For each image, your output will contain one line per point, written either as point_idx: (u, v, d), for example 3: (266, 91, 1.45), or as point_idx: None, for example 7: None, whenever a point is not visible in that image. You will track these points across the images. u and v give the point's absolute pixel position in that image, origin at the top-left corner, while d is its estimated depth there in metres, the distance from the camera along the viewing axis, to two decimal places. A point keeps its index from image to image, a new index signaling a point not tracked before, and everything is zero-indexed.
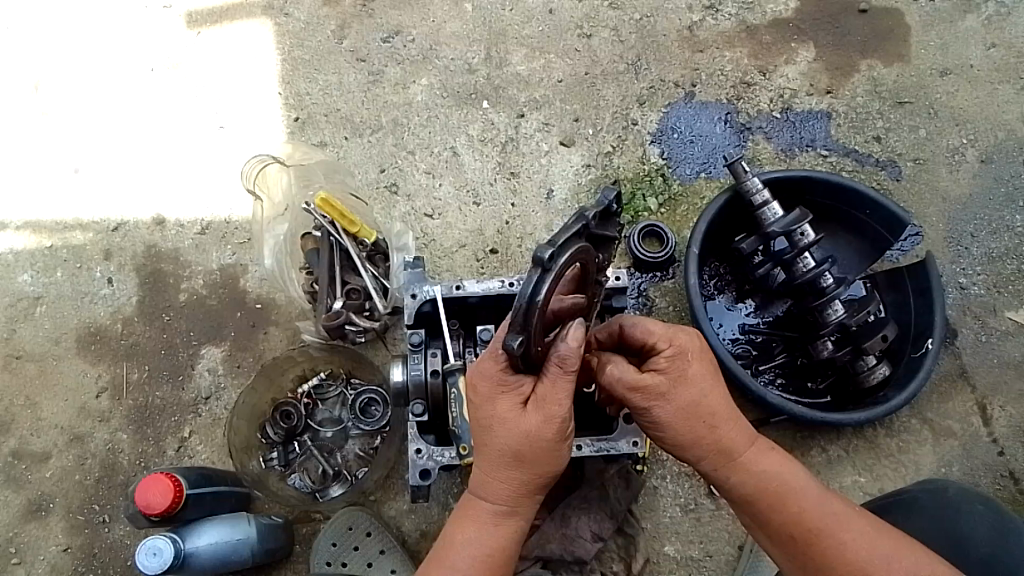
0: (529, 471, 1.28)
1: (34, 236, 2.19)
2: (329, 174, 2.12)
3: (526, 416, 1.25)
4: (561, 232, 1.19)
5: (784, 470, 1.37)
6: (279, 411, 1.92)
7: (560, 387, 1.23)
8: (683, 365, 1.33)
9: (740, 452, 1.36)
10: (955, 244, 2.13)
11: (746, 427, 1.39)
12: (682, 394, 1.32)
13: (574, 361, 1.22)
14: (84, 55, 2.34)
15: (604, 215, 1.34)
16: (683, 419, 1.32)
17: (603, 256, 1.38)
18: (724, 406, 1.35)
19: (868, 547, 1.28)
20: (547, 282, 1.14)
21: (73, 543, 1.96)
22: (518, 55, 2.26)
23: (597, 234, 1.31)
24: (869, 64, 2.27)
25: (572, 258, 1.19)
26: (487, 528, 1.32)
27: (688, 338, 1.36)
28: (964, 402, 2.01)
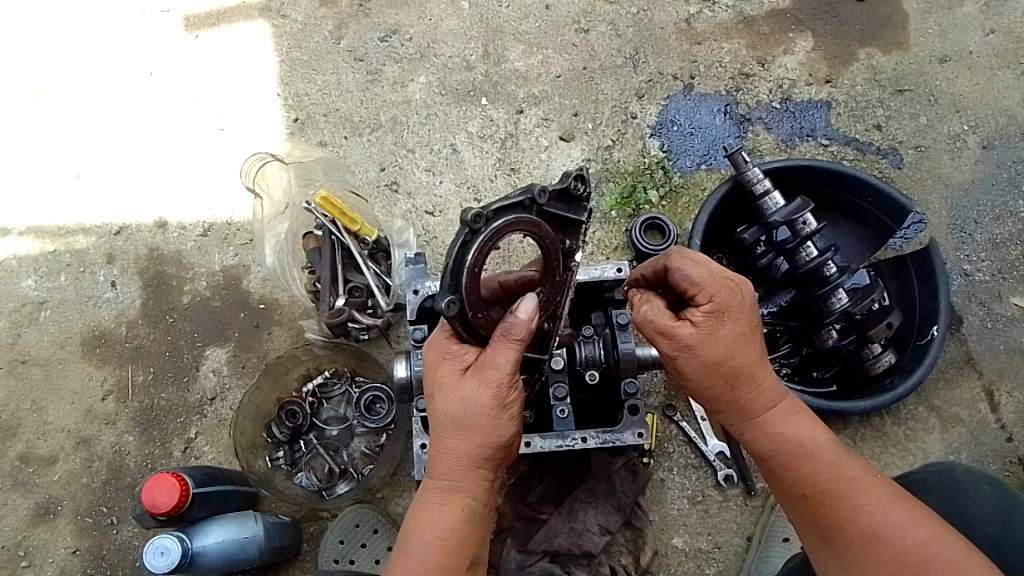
0: (471, 442, 1.32)
1: (37, 242, 2.20)
2: (328, 172, 2.12)
3: (467, 382, 1.31)
4: (498, 201, 1.25)
5: (809, 430, 1.37)
6: (284, 410, 1.91)
7: (499, 354, 1.31)
8: (720, 322, 1.33)
9: (762, 411, 1.37)
10: (958, 230, 2.12)
11: (775, 388, 1.38)
12: (708, 349, 1.33)
13: (518, 331, 1.30)
14: (83, 60, 2.35)
15: (572, 199, 1.32)
16: (705, 374, 1.34)
17: (570, 242, 1.36)
18: (754, 365, 1.35)
19: (882, 512, 1.28)
20: (475, 246, 1.24)
21: (82, 546, 1.96)
22: (515, 51, 2.27)
23: (555, 216, 1.31)
24: (868, 53, 2.26)
25: (507, 228, 1.25)
26: (433, 507, 1.32)
27: (731, 296, 1.34)
28: (971, 389, 2.01)
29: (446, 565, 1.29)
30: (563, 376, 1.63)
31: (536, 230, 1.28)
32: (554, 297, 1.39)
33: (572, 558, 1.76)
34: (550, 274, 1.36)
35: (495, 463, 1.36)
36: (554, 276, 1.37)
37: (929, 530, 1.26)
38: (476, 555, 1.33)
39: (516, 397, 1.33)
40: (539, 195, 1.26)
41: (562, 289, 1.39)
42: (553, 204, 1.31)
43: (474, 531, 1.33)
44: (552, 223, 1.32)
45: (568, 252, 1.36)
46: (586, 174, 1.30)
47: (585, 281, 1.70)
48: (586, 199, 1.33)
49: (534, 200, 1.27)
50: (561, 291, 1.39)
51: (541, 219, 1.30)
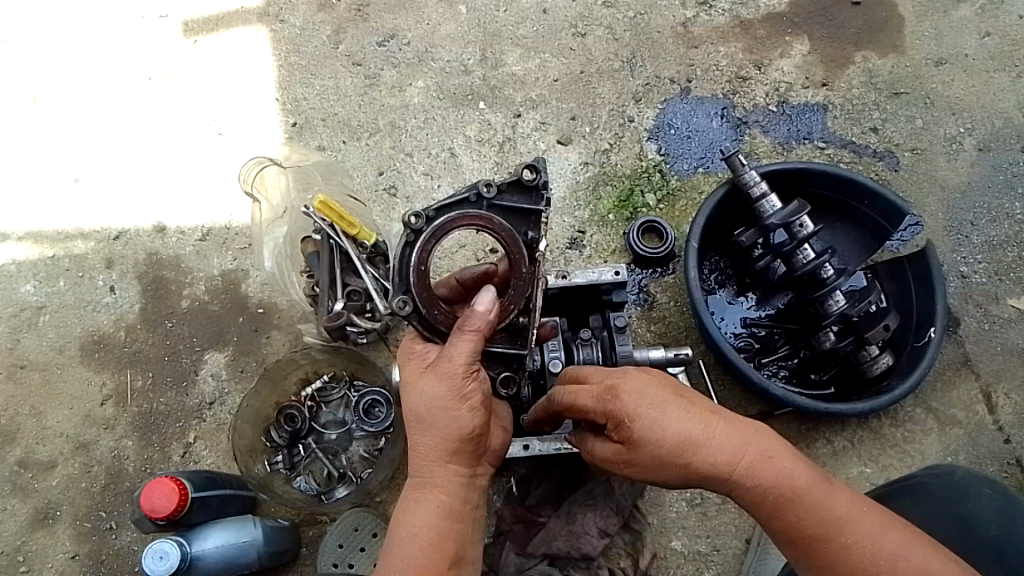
0: (437, 436, 1.35)
1: (36, 247, 2.20)
2: (327, 175, 2.13)
3: (424, 379, 1.34)
4: (443, 199, 1.36)
5: (786, 470, 1.29)
6: (283, 414, 1.88)
7: (450, 348, 1.32)
8: (631, 425, 1.31)
9: (732, 469, 1.29)
10: (955, 233, 2.13)
11: (732, 441, 1.30)
12: (643, 455, 1.31)
13: (471, 322, 1.32)
14: (81, 65, 2.35)
15: (528, 190, 1.37)
16: (657, 468, 1.32)
17: (532, 234, 1.37)
18: (693, 433, 1.29)
19: (874, 543, 1.26)
20: (419, 245, 1.32)
21: (81, 550, 1.96)
22: (513, 55, 2.27)
23: (507, 209, 1.37)
24: (864, 56, 2.27)
25: (449, 223, 1.32)
26: (412, 504, 1.38)
27: (631, 390, 1.33)
28: (969, 390, 2.01)
29: (428, 557, 1.33)
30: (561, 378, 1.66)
31: (485, 224, 1.34)
32: (523, 291, 1.36)
33: (571, 561, 1.75)
34: (515, 266, 1.35)
35: (465, 456, 1.39)
36: (520, 268, 1.35)
37: (921, 548, 1.26)
38: (455, 547, 1.37)
39: (474, 390, 1.35)
40: (483, 189, 1.35)
41: (530, 281, 1.36)
42: (503, 199, 1.37)
43: (450, 524, 1.38)
44: (508, 216, 1.37)
45: (532, 243, 1.37)
46: (538, 164, 1.36)
47: (583, 284, 1.70)
48: (543, 188, 1.36)
49: (477, 196, 1.35)
50: (531, 284, 1.36)
51: (492, 213, 1.36)
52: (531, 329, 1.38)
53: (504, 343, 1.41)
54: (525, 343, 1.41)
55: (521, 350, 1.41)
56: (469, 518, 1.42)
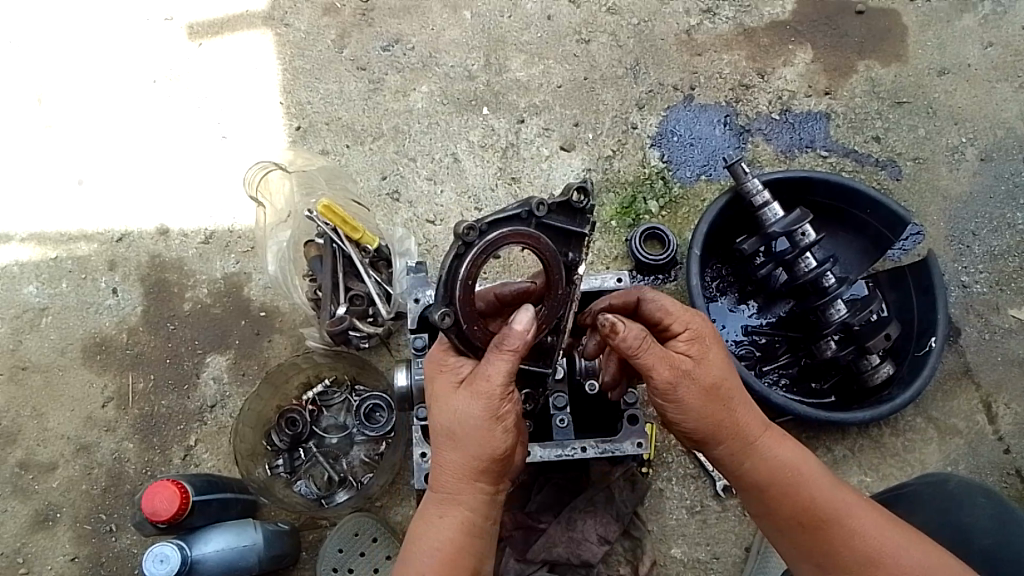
0: (466, 454, 1.35)
1: (39, 248, 2.20)
2: (331, 180, 2.13)
3: (459, 397, 1.34)
4: (495, 213, 1.29)
5: (801, 459, 1.41)
6: (284, 418, 1.90)
7: (488, 366, 1.32)
8: (705, 346, 1.37)
9: (756, 437, 1.40)
10: (956, 242, 2.13)
11: (758, 419, 1.41)
12: (702, 372, 1.34)
13: (512, 342, 1.31)
14: (86, 67, 2.36)
15: (574, 211, 1.33)
16: (702, 399, 1.34)
17: (572, 255, 1.36)
18: (739, 388, 1.39)
19: (879, 534, 1.33)
20: (468, 258, 1.28)
21: (81, 552, 1.96)
22: (517, 61, 2.28)
23: (553, 228, 1.33)
24: (867, 65, 2.28)
25: (501, 240, 1.28)
26: (435, 520, 1.36)
27: (708, 326, 1.40)
28: (969, 400, 2.01)
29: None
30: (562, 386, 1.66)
31: (533, 243, 1.30)
32: (557, 310, 1.38)
33: (571, 568, 1.76)
34: (553, 285, 1.35)
35: (491, 474, 1.39)
36: (558, 288, 1.36)
37: (922, 551, 1.30)
38: (474, 565, 1.36)
39: (508, 410, 1.35)
40: (535, 208, 1.29)
41: (565, 301, 1.38)
42: (553, 217, 1.32)
43: (471, 541, 1.37)
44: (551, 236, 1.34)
45: (572, 265, 1.37)
46: (588, 187, 1.32)
47: (585, 291, 1.70)
48: (589, 212, 1.34)
49: (529, 213, 1.30)
50: (565, 304, 1.38)
51: (539, 231, 1.32)
52: (558, 349, 1.44)
53: (531, 361, 1.45)
54: (552, 362, 1.46)
55: (544, 368, 1.46)
56: (488, 536, 1.41)
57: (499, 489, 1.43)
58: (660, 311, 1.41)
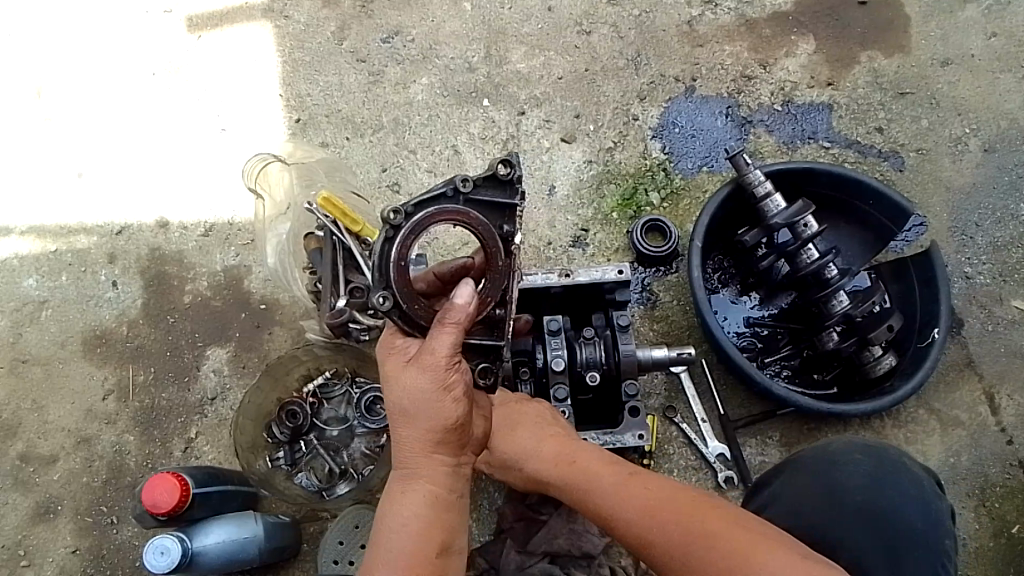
0: (419, 428, 1.36)
1: (38, 241, 2.20)
2: (330, 172, 2.11)
3: (406, 372, 1.35)
4: (421, 195, 1.33)
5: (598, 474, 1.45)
6: (284, 411, 1.88)
7: (430, 341, 1.33)
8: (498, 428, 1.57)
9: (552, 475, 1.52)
10: (959, 234, 2.12)
11: (552, 456, 1.52)
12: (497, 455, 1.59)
13: (452, 315, 1.33)
14: (84, 59, 2.35)
15: (503, 185, 1.37)
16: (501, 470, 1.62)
17: (508, 226, 1.38)
18: (532, 447, 1.54)
19: (654, 518, 1.31)
20: (399, 239, 1.32)
21: (82, 544, 1.96)
22: (517, 53, 2.27)
23: (484, 204, 1.37)
24: (870, 56, 2.27)
25: (427, 220, 1.33)
26: (397, 497, 1.38)
27: (511, 412, 1.58)
28: (971, 391, 2.01)
29: (417, 547, 1.33)
30: (562, 378, 1.67)
31: (463, 219, 1.35)
32: (498, 283, 1.38)
33: (572, 560, 1.74)
34: (491, 259, 1.37)
35: (450, 446, 1.39)
36: (496, 262, 1.37)
37: (684, 525, 1.27)
38: (442, 537, 1.36)
39: (458, 381, 1.36)
40: (460, 184, 1.34)
41: (507, 274, 1.38)
42: (480, 192, 1.36)
43: (437, 514, 1.37)
44: (485, 211, 1.37)
45: (508, 237, 1.39)
46: (513, 159, 1.36)
47: (586, 283, 1.70)
48: (518, 182, 1.37)
49: (454, 191, 1.35)
50: (507, 276, 1.39)
51: (468, 208, 1.36)
52: (509, 320, 1.42)
53: (482, 334, 1.43)
54: (504, 335, 1.43)
55: (498, 341, 1.43)
56: (457, 509, 1.41)
57: (462, 462, 1.44)
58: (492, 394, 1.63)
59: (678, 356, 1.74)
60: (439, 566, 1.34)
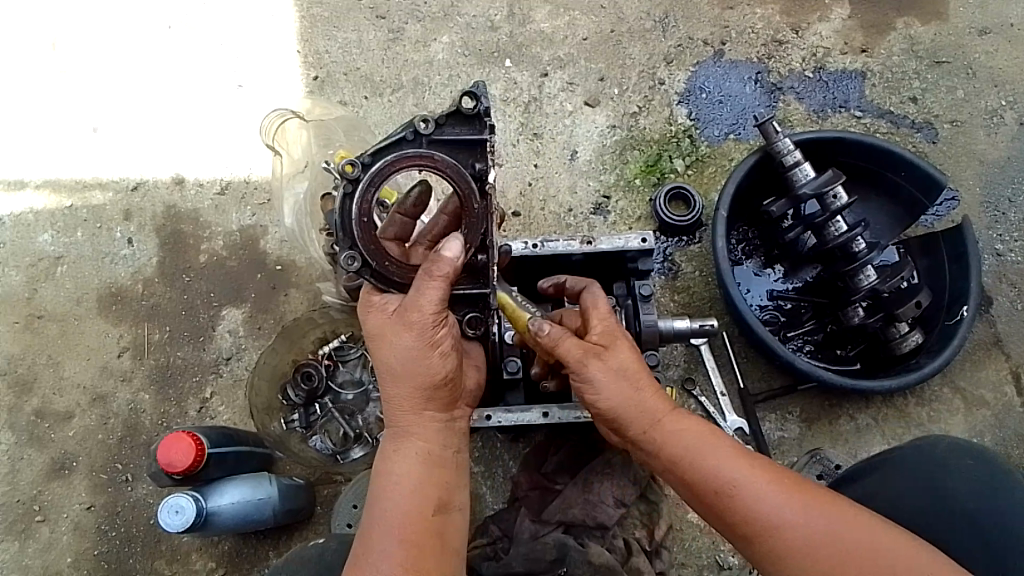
0: (409, 384, 1.37)
1: (53, 196, 2.18)
2: (349, 131, 2.07)
3: (392, 331, 1.34)
4: (379, 143, 1.31)
5: (715, 437, 1.32)
6: (300, 372, 1.87)
7: (413, 297, 1.30)
8: (612, 336, 1.39)
9: (665, 418, 1.35)
10: (991, 209, 2.06)
11: (664, 400, 1.37)
12: (614, 358, 1.36)
13: (433, 267, 1.29)
14: (98, 10, 2.30)
15: (469, 121, 1.32)
16: (610, 378, 1.35)
17: (479, 166, 1.32)
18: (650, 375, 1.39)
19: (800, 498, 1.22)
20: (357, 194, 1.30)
21: (97, 501, 1.97)
22: (541, 12, 2.20)
23: (449, 143, 1.32)
24: (906, 22, 2.18)
25: (386, 169, 1.30)
26: (391, 454, 1.40)
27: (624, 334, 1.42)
28: (997, 370, 1.97)
29: (413, 504, 1.35)
30: None
31: (428, 162, 1.30)
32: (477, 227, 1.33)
33: (586, 530, 1.71)
34: (466, 203, 1.32)
35: (441, 402, 1.41)
36: (472, 206, 1.32)
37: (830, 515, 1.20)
38: (440, 493, 1.38)
39: (444, 336, 1.35)
40: (420, 125, 1.30)
41: (485, 216, 1.32)
42: (439, 134, 1.32)
43: (432, 470, 1.39)
44: (454, 151, 1.33)
45: (482, 175, 1.32)
46: (477, 92, 1.30)
47: (608, 251, 1.65)
48: (485, 115, 1.31)
49: (411, 134, 1.31)
50: (486, 219, 1.32)
51: (434, 150, 1.32)
52: (493, 265, 1.35)
53: (467, 284, 1.38)
54: (489, 281, 1.37)
55: (484, 289, 1.38)
56: (452, 463, 1.43)
57: (454, 416, 1.46)
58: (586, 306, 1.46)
59: (702, 327, 1.66)
60: (440, 524, 1.36)
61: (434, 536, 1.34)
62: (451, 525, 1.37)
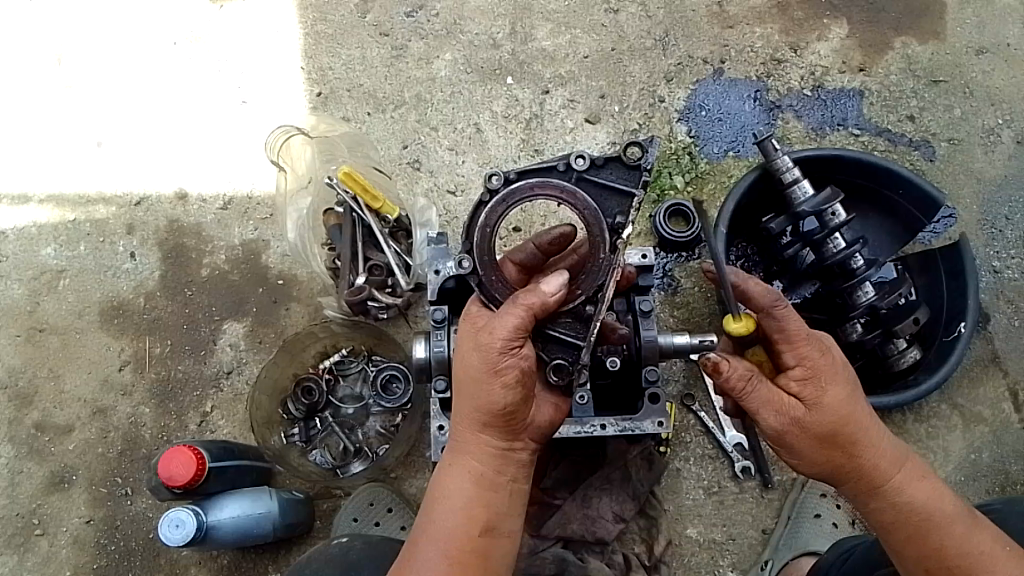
0: (470, 402, 1.32)
1: (57, 210, 2.19)
2: (352, 148, 2.11)
3: (466, 346, 1.31)
4: (530, 164, 1.37)
5: (936, 499, 1.33)
6: (300, 386, 1.90)
7: (495, 321, 1.28)
8: (819, 388, 1.31)
9: (885, 478, 1.34)
10: (989, 226, 2.08)
11: (891, 452, 1.35)
12: (820, 419, 1.31)
13: (529, 297, 1.28)
14: (105, 26, 2.32)
15: (628, 170, 1.36)
16: (814, 444, 1.32)
17: (620, 218, 1.35)
18: (863, 426, 1.32)
19: None
20: (490, 202, 1.35)
21: (96, 515, 1.97)
22: (543, 30, 2.23)
23: (598, 186, 1.36)
24: (904, 41, 2.20)
25: (525, 189, 1.35)
26: (448, 466, 1.36)
27: (830, 363, 1.33)
28: (995, 387, 1.97)
29: (460, 523, 1.32)
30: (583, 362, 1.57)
31: (569, 198, 1.35)
32: (591, 275, 1.35)
33: (585, 545, 1.74)
34: (593, 250, 1.35)
35: (498, 429, 1.33)
36: (598, 253, 1.35)
37: None
38: (487, 516, 1.33)
39: (511, 365, 1.28)
40: (574, 160, 1.35)
41: (606, 269, 1.35)
42: (593, 175, 1.36)
43: (480, 493, 1.34)
44: (601, 192, 1.36)
45: (618, 229, 1.35)
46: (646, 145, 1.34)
47: None
48: (644, 169, 1.34)
49: (565, 166, 1.36)
50: (606, 272, 1.35)
51: (579, 187, 1.36)
52: (598, 319, 1.37)
53: (564, 329, 1.37)
54: (587, 335, 1.37)
55: (578, 341, 1.37)
56: (505, 491, 1.36)
57: (515, 447, 1.37)
58: (779, 333, 1.35)
59: (701, 343, 1.66)
60: (481, 547, 1.32)
61: (471, 558, 1.30)
62: (493, 551, 1.33)
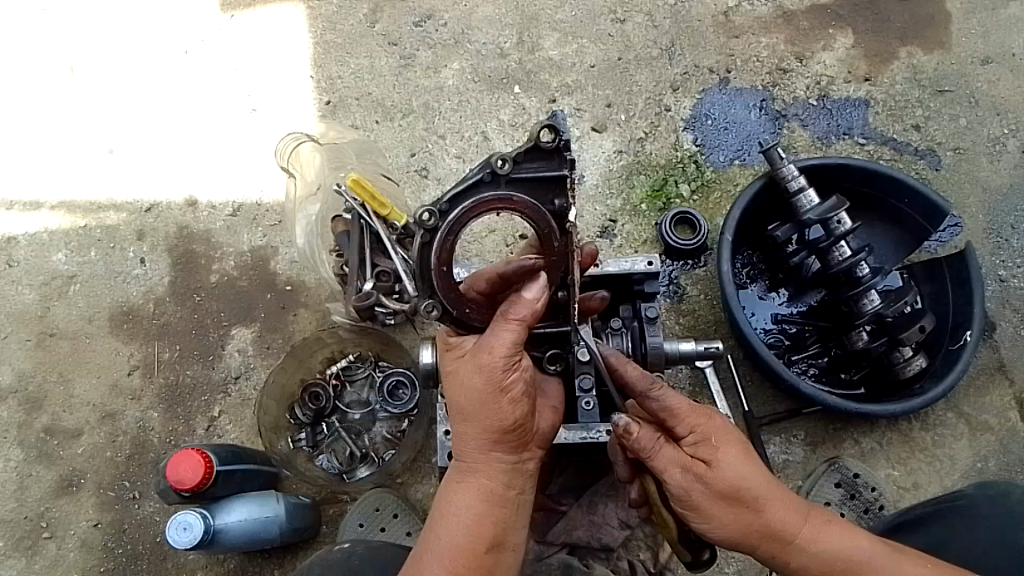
0: (476, 423, 1.32)
1: (68, 217, 2.21)
2: (361, 154, 2.13)
3: (463, 369, 1.30)
4: (455, 187, 1.26)
5: (849, 544, 1.34)
6: (307, 392, 1.91)
7: (488, 342, 1.27)
8: (712, 448, 1.32)
9: (795, 535, 1.33)
10: (995, 235, 2.08)
11: (794, 504, 1.35)
12: (719, 479, 1.29)
13: (517, 310, 1.27)
14: (118, 35, 2.35)
15: (548, 155, 1.27)
16: (722, 506, 1.29)
17: (559, 202, 1.28)
18: (762, 482, 1.32)
19: None
20: (438, 240, 1.26)
21: (104, 519, 1.98)
22: (550, 39, 2.25)
23: (528, 181, 1.27)
24: (909, 51, 2.22)
25: (464, 215, 1.26)
26: (455, 487, 1.35)
27: (715, 425, 1.36)
28: (1001, 396, 1.97)
29: (470, 544, 1.31)
30: None
31: (507, 205, 1.27)
32: (558, 272, 1.31)
33: (591, 552, 1.72)
34: (546, 242, 1.30)
35: (509, 445, 1.33)
36: (552, 245, 1.30)
37: None
38: (495, 531, 1.33)
39: (515, 381, 1.29)
40: (496, 167, 1.25)
41: (565, 258, 1.29)
42: (522, 175, 1.27)
43: (490, 510, 1.33)
44: (534, 188, 1.28)
45: (562, 213, 1.28)
46: (556, 124, 1.25)
47: (616, 272, 1.65)
48: (565, 150, 1.26)
49: (490, 174, 1.26)
50: (566, 260, 1.30)
51: (512, 190, 1.27)
52: (572, 303, 1.35)
53: (547, 322, 1.42)
54: (568, 320, 1.40)
55: (565, 326, 1.41)
56: (514, 504, 1.36)
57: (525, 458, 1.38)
58: (663, 410, 1.37)
59: (706, 349, 1.68)
60: (487, 563, 1.31)
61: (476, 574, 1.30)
62: (501, 565, 1.33)
